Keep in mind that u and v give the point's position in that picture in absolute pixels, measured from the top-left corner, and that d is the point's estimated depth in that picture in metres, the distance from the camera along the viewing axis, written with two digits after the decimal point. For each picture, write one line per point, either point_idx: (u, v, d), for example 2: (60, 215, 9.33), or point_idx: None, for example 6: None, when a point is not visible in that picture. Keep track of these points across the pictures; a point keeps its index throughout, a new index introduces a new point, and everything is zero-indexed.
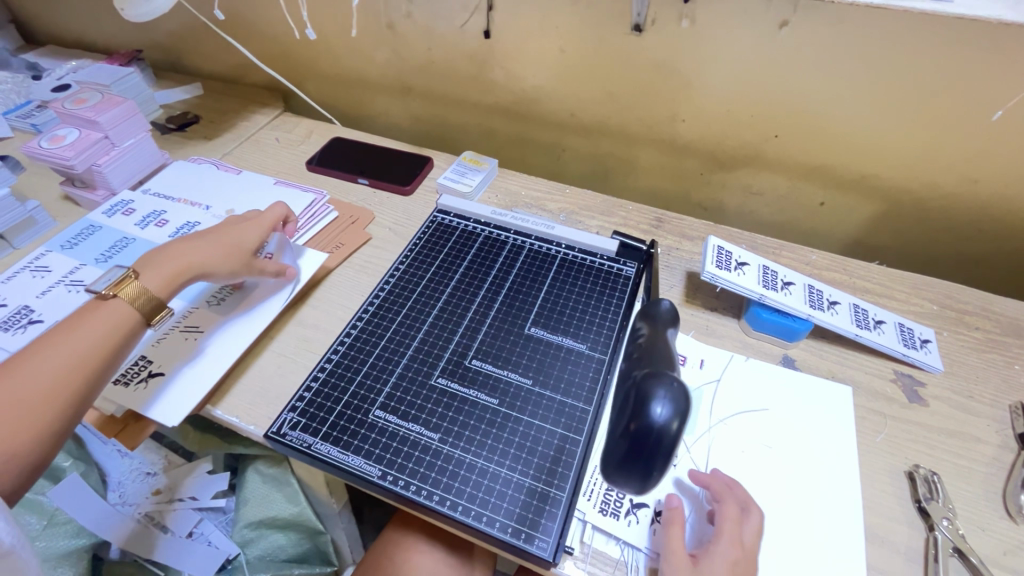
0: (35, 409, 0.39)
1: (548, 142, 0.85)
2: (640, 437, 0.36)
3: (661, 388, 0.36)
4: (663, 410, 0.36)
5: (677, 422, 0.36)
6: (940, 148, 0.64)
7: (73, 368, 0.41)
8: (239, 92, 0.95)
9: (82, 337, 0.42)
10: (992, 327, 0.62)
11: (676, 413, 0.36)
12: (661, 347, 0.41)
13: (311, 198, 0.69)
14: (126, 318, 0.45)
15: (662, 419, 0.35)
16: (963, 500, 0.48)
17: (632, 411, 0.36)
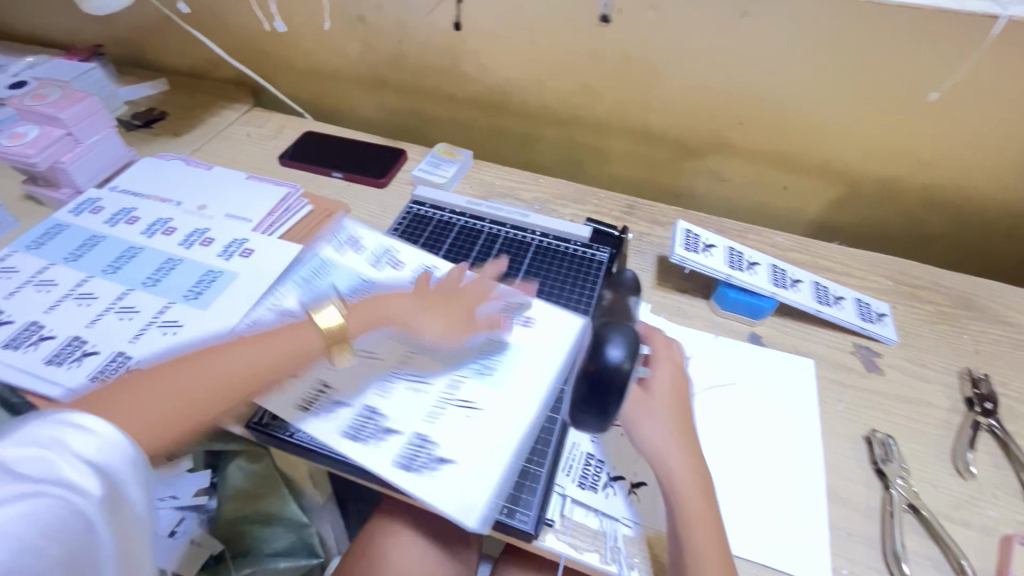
0: (183, 404, 0.44)
1: (521, 133, 0.86)
2: (597, 376, 0.41)
3: (614, 333, 0.41)
4: (618, 351, 0.41)
5: (628, 363, 0.41)
6: (897, 130, 0.66)
7: (240, 374, 0.46)
8: (209, 88, 0.95)
9: (256, 348, 0.48)
10: (943, 300, 0.65)
11: (629, 355, 0.41)
12: (617, 306, 0.46)
13: (284, 191, 0.70)
14: (312, 343, 0.49)
15: (616, 359, 0.40)
16: (915, 460, 0.51)
17: (591, 353, 0.41)
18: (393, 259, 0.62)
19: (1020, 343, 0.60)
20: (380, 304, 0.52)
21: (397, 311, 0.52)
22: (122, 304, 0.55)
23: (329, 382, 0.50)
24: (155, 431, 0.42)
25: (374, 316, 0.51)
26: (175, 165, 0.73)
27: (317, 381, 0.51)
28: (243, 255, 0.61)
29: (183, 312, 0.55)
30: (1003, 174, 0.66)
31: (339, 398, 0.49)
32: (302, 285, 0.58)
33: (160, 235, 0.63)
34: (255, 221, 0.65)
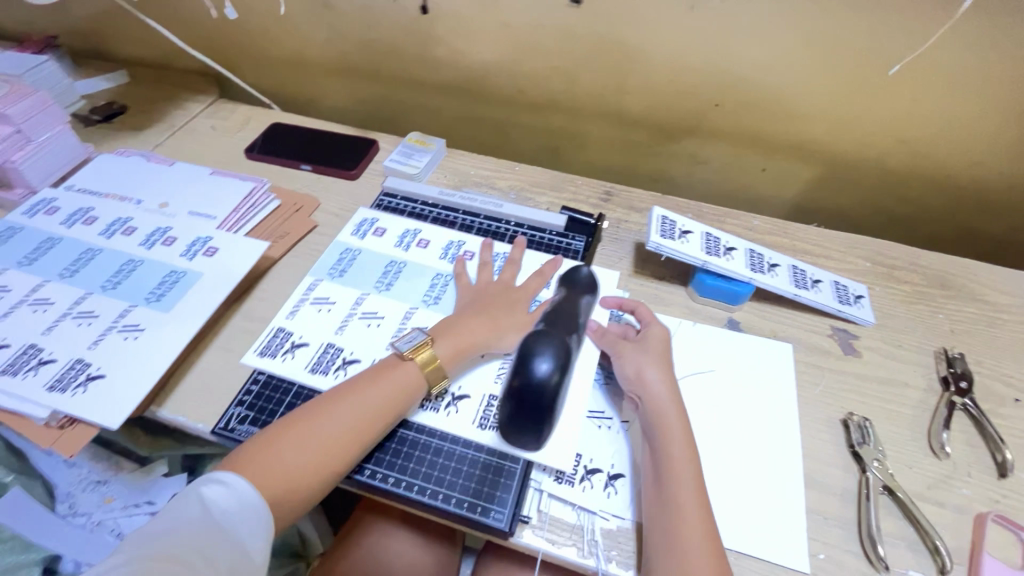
0: (322, 458, 0.43)
1: (496, 119, 0.85)
2: (523, 390, 0.41)
3: (541, 345, 0.42)
4: (545, 365, 0.41)
5: (557, 376, 0.42)
6: (873, 109, 0.65)
7: (364, 422, 0.45)
8: (172, 80, 0.91)
9: (376, 391, 0.47)
10: (919, 280, 0.65)
11: (556, 366, 0.42)
12: (565, 313, 0.47)
13: (250, 186, 0.67)
14: (412, 383, 0.48)
15: (544, 374, 0.41)
16: (891, 441, 0.51)
17: (519, 368, 0.42)
18: (418, 241, 0.64)
19: (995, 321, 0.60)
20: (462, 326, 0.51)
21: (479, 338, 0.51)
22: (80, 309, 0.53)
23: (337, 350, 0.54)
24: (280, 482, 0.42)
25: (463, 345, 0.50)
26: (135, 162, 0.70)
27: (320, 350, 0.54)
28: (208, 254, 0.59)
29: (144, 312, 0.53)
30: (978, 152, 0.66)
31: (347, 361, 0.53)
32: (332, 275, 0.60)
33: (119, 236, 0.60)
34: (220, 218, 0.63)
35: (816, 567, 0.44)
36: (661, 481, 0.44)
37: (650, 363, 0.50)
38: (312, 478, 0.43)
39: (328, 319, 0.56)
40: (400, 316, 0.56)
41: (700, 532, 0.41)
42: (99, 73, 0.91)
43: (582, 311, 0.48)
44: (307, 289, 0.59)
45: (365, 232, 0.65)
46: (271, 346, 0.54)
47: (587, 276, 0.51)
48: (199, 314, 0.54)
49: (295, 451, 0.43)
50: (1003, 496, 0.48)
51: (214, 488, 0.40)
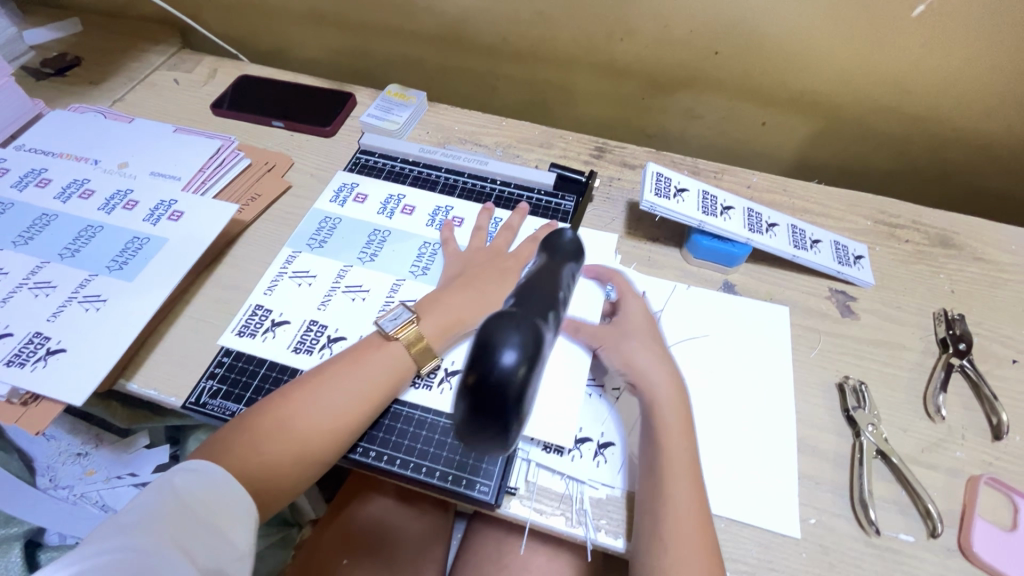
0: (310, 445, 0.42)
1: (480, 71, 0.79)
2: (477, 395, 0.24)
3: (510, 324, 0.24)
4: (513, 351, 0.23)
5: (527, 370, 0.24)
6: (881, 57, 0.61)
7: (353, 407, 0.43)
8: (129, 28, 0.84)
9: (361, 374, 0.44)
10: (920, 239, 0.62)
11: (529, 356, 0.24)
12: (542, 276, 0.31)
13: (217, 144, 0.63)
14: (399, 363, 0.46)
15: (510, 366, 0.23)
16: (886, 406, 0.50)
17: (470, 357, 0.24)
18: (403, 208, 0.60)
19: (996, 281, 0.59)
20: (447, 301, 0.48)
21: (469, 313, 0.48)
22: (37, 280, 0.50)
23: (321, 328, 0.51)
24: (260, 474, 0.40)
25: (451, 324, 0.47)
26: (91, 118, 0.65)
27: (304, 328, 0.51)
28: (172, 218, 0.55)
29: (104, 282, 0.50)
30: (989, 104, 0.62)
31: (332, 339, 0.50)
32: (311, 246, 0.57)
33: (76, 199, 0.56)
34: (185, 179, 0.59)
35: (807, 532, 0.43)
36: (655, 470, 0.42)
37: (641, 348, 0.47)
38: (294, 466, 0.41)
39: (310, 293, 0.53)
40: (386, 289, 0.53)
41: (692, 519, 0.40)
42: (49, 21, 0.84)
43: (567, 276, 0.33)
44: (283, 264, 0.55)
45: (343, 201, 0.61)
46: (250, 324, 0.51)
47: (573, 237, 0.36)
48: (168, 284, 0.50)
49: (274, 439, 0.41)
50: (996, 457, 0.47)
51: (187, 477, 0.38)
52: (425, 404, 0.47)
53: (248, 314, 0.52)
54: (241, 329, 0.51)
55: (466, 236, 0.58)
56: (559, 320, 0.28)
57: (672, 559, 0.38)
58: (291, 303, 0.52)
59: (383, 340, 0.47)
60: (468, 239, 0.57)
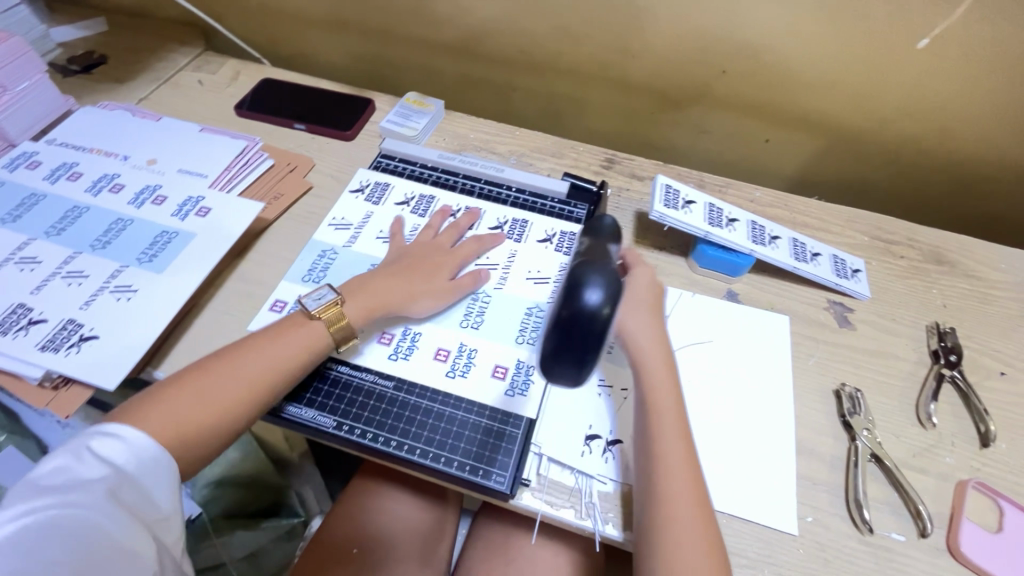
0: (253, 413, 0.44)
1: (496, 81, 0.82)
2: (572, 322, 0.37)
3: (593, 274, 0.38)
4: (596, 294, 0.37)
5: (608, 308, 0.37)
6: (882, 81, 0.64)
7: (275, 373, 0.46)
8: (154, 29, 0.86)
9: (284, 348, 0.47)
10: (915, 255, 0.65)
11: (608, 300, 0.37)
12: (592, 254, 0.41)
13: (243, 144, 0.65)
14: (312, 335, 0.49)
15: (595, 304, 0.37)
16: (881, 412, 0.52)
17: (566, 298, 0.38)
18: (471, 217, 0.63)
19: (986, 297, 0.62)
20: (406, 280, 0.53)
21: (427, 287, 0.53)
22: (69, 269, 0.52)
23: None
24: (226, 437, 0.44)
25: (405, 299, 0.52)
26: (120, 115, 0.67)
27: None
28: (200, 214, 0.57)
29: (135, 274, 0.52)
30: (980, 129, 0.66)
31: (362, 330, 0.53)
32: (381, 238, 0.60)
33: (106, 193, 0.58)
34: (211, 177, 0.61)
35: (805, 530, 0.45)
36: (647, 433, 0.44)
37: (634, 316, 0.49)
38: (231, 418, 0.44)
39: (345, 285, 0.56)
40: None
41: (685, 475, 0.43)
42: (76, 19, 0.86)
43: (611, 254, 0.42)
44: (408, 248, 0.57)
45: (409, 204, 0.64)
46: (313, 273, 0.57)
47: (611, 223, 0.44)
48: (196, 277, 0.52)
49: (209, 383, 0.45)
50: (983, 464, 0.49)
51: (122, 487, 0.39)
52: (443, 397, 0.49)
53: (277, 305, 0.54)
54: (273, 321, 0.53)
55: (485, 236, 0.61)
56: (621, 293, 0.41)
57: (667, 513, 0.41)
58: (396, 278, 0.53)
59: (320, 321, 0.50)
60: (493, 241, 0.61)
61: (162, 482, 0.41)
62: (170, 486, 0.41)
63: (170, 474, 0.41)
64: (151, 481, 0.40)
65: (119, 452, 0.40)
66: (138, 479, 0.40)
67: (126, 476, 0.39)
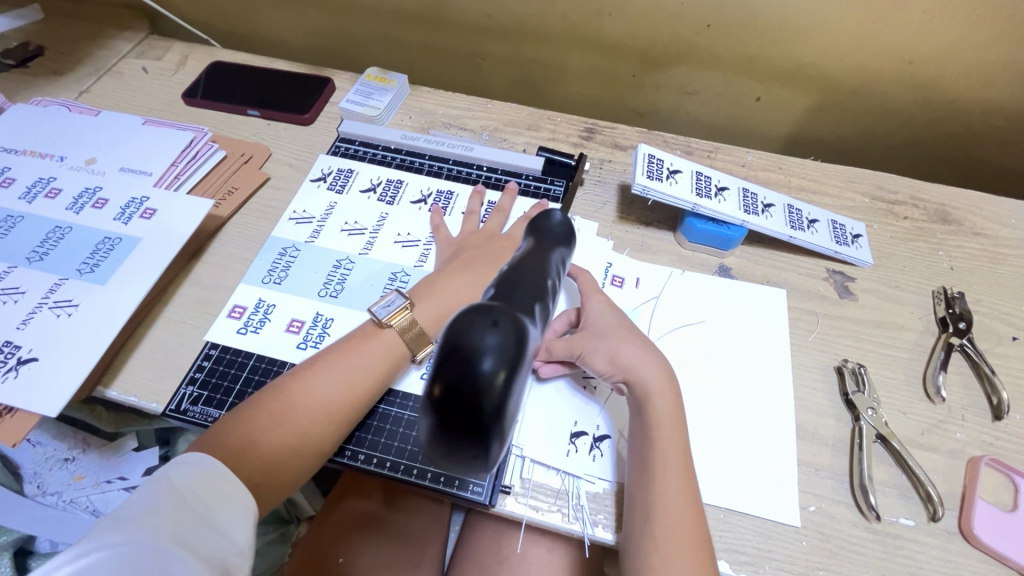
0: (303, 444, 0.41)
1: (464, 51, 0.76)
2: (445, 410, 0.21)
3: (486, 321, 0.21)
4: (490, 355, 0.21)
5: (507, 374, 0.21)
6: (886, 25, 0.58)
7: (350, 390, 0.43)
8: (93, 14, 0.80)
9: (358, 361, 0.44)
10: (919, 215, 0.61)
11: (508, 360, 0.21)
12: (534, 259, 0.31)
13: (190, 136, 0.60)
14: (395, 348, 0.45)
15: (487, 372, 0.21)
16: (885, 388, 0.49)
17: (436, 366, 0.21)
18: (442, 202, 0.58)
19: (996, 257, 0.58)
20: (443, 284, 0.48)
21: (466, 297, 0.47)
22: (5, 286, 0.48)
23: (318, 319, 0.50)
24: (263, 471, 0.40)
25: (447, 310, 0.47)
26: (54, 112, 0.61)
27: (311, 315, 0.50)
28: (145, 216, 0.53)
29: (74, 286, 0.48)
30: (991, 73, 0.60)
31: (330, 330, 0.49)
32: (347, 230, 0.56)
33: (42, 199, 0.54)
34: (156, 175, 0.56)
35: (807, 520, 0.43)
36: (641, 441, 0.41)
37: (626, 336, 0.44)
38: (315, 440, 0.41)
39: (310, 282, 0.52)
40: (385, 278, 0.53)
41: (678, 485, 0.39)
42: (8, 8, 0.80)
43: (554, 263, 0.32)
44: (461, 244, 0.53)
45: (376, 190, 0.59)
46: (274, 273, 0.53)
47: (562, 221, 0.36)
48: (142, 285, 0.48)
49: (309, 398, 0.42)
50: (996, 438, 0.46)
51: (183, 471, 0.37)
52: (413, 402, 0.47)
53: (233, 311, 0.51)
54: (231, 325, 0.50)
55: (457, 222, 0.57)
56: (546, 311, 0.27)
57: (659, 555, 0.37)
58: (462, 275, 0.49)
59: (377, 327, 0.46)
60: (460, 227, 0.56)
61: (232, 506, 0.37)
62: (244, 519, 0.37)
63: (244, 503, 0.38)
64: (225, 506, 0.36)
65: (206, 481, 0.37)
66: (212, 502, 0.36)
67: (180, 496, 0.35)
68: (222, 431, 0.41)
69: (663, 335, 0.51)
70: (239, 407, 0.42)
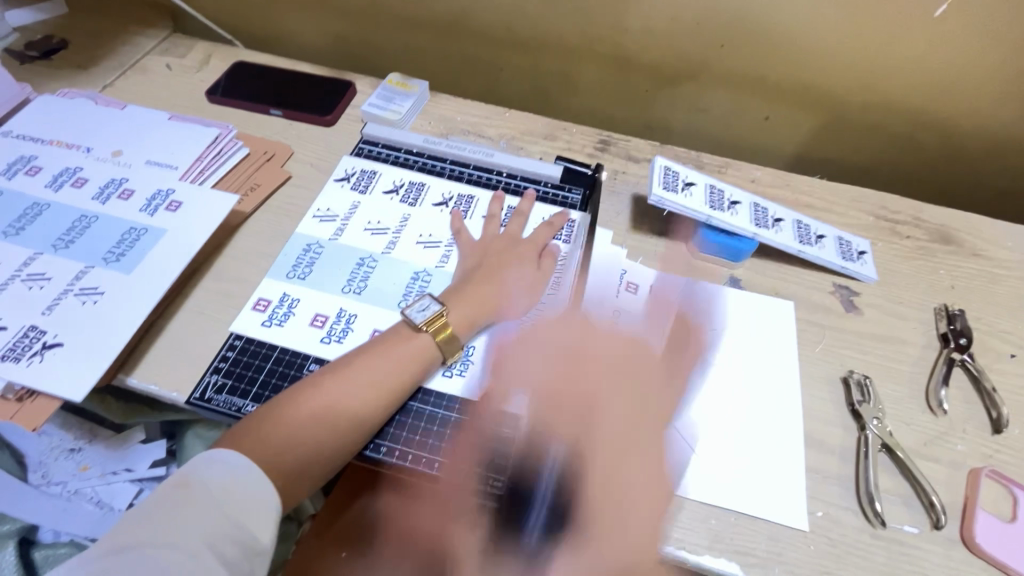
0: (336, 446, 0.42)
1: (483, 61, 0.78)
2: None
3: None
4: None
5: None
6: (892, 50, 0.61)
7: (383, 393, 0.44)
8: (118, 11, 0.81)
9: (390, 363, 0.45)
10: (921, 235, 0.63)
11: None
12: None
13: (215, 132, 0.61)
14: (426, 352, 0.47)
15: None
16: (890, 400, 0.50)
17: None
18: (463, 206, 0.60)
19: (994, 277, 0.60)
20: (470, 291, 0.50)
21: (491, 305, 0.50)
22: (30, 271, 0.48)
23: (342, 314, 0.51)
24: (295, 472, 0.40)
25: (475, 316, 0.49)
26: (81, 104, 0.62)
27: (335, 309, 0.51)
28: (171, 209, 0.54)
29: (99, 274, 0.48)
30: (988, 99, 0.63)
31: (353, 325, 0.50)
32: (370, 229, 0.57)
33: (69, 188, 0.54)
34: (182, 169, 0.57)
35: (816, 525, 0.44)
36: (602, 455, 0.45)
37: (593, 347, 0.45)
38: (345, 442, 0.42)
39: (334, 278, 0.53)
40: (408, 277, 0.54)
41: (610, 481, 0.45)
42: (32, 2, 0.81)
43: None
44: (484, 248, 0.55)
45: (399, 192, 0.61)
46: (298, 269, 0.54)
47: None
48: (167, 276, 0.49)
49: (345, 395, 0.43)
50: (996, 451, 0.48)
51: (210, 465, 0.38)
52: (436, 397, 0.48)
53: (255, 303, 0.52)
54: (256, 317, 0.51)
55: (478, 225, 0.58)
56: None
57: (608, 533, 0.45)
58: (488, 284, 0.51)
59: (411, 330, 0.47)
60: (480, 230, 0.58)
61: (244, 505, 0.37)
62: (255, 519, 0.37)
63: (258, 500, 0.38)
64: (238, 487, 0.38)
65: (218, 471, 0.38)
66: (223, 494, 0.37)
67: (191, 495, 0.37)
68: (255, 426, 0.41)
69: (675, 339, 0.52)
70: (276, 400, 0.43)
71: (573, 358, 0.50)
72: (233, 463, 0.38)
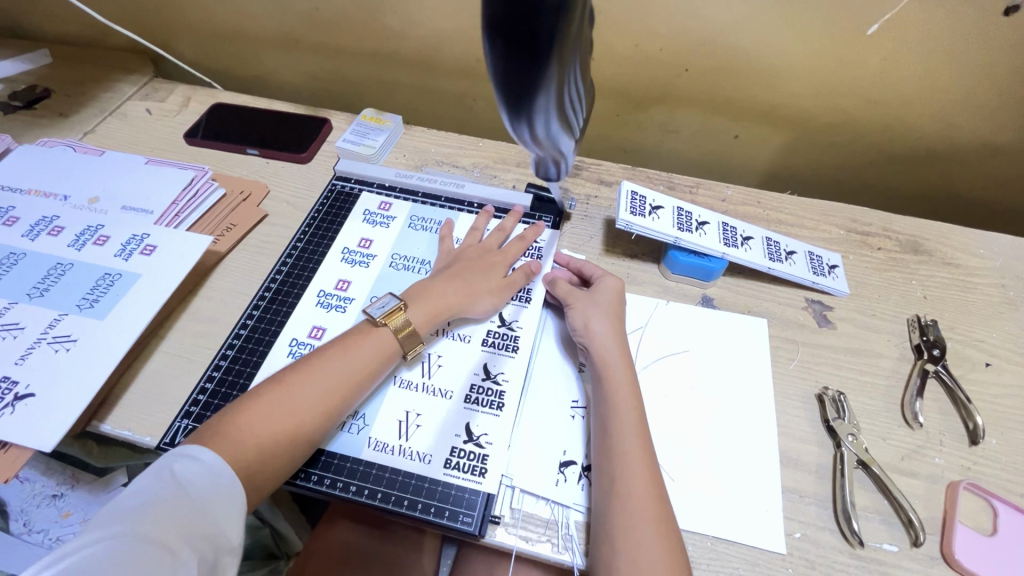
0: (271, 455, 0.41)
1: (457, 93, 0.80)
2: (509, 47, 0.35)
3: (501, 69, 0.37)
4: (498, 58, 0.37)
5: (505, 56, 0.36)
6: (851, 71, 0.63)
7: (330, 396, 0.45)
8: (101, 58, 0.83)
9: (340, 367, 0.46)
10: (892, 246, 0.63)
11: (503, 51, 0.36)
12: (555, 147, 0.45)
13: (190, 175, 0.62)
14: (388, 345, 0.48)
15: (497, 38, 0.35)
16: (864, 415, 0.50)
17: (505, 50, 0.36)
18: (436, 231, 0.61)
19: (967, 286, 0.60)
20: (426, 288, 0.52)
21: (453, 297, 0.51)
22: (4, 322, 0.49)
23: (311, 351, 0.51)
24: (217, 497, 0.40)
25: (438, 309, 0.51)
26: (60, 152, 0.64)
27: (287, 351, 0.51)
28: (145, 253, 0.54)
29: (72, 322, 0.49)
30: (950, 113, 0.64)
31: None
32: (340, 265, 0.58)
33: (45, 237, 0.55)
34: (157, 213, 0.58)
35: (793, 547, 0.43)
36: (607, 434, 0.44)
37: (598, 316, 0.50)
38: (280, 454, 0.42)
39: (301, 315, 0.54)
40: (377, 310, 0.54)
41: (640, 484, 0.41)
42: (18, 53, 0.83)
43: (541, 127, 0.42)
44: (459, 255, 0.57)
45: (369, 226, 0.61)
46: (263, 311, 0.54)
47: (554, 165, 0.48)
48: (139, 321, 0.49)
49: (284, 404, 0.43)
50: (974, 463, 0.48)
51: (187, 463, 0.39)
52: (404, 432, 0.47)
53: (226, 344, 0.52)
54: (229, 356, 0.51)
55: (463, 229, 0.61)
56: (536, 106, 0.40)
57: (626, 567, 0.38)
58: (454, 281, 0.52)
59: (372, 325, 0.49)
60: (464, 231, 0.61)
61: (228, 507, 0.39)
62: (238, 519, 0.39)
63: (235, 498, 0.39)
64: (211, 487, 0.38)
65: (196, 470, 0.39)
66: (202, 495, 0.38)
67: (178, 495, 0.37)
68: (223, 422, 0.42)
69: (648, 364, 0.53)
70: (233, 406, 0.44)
71: (546, 388, 0.50)
72: (209, 461, 0.39)
